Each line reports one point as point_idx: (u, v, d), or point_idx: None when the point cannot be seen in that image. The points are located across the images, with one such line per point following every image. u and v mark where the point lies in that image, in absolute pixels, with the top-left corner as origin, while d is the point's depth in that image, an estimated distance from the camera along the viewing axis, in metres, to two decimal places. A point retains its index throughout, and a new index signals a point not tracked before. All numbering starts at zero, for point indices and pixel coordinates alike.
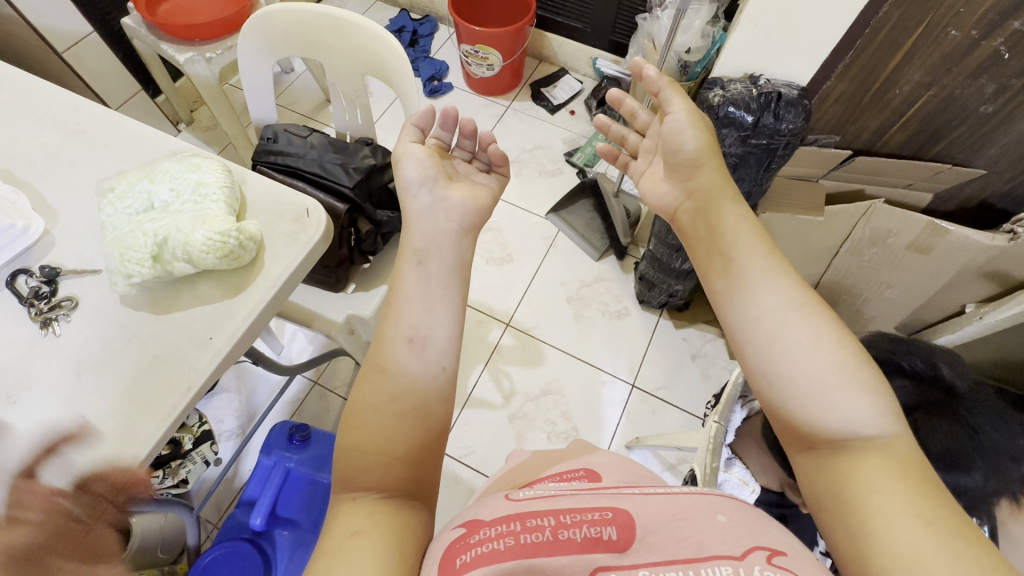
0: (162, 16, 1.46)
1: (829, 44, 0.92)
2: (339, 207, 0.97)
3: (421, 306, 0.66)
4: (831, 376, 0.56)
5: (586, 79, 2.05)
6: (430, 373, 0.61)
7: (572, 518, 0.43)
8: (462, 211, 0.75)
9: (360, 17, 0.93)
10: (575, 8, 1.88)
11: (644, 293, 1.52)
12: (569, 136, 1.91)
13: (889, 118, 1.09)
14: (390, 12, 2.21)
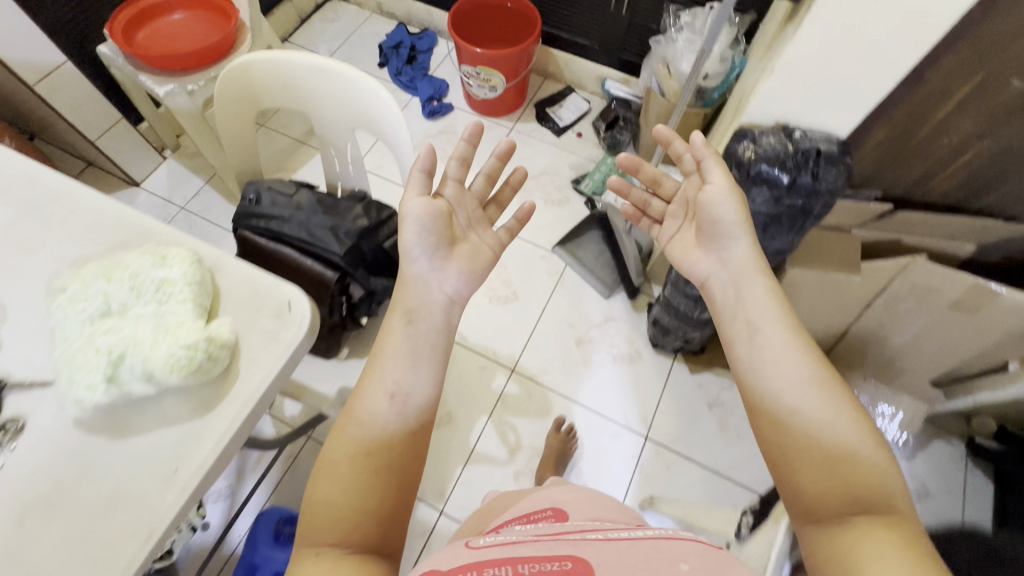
0: (137, 46, 1.34)
1: (874, 97, 0.82)
2: (328, 276, 0.89)
3: (405, 363, 0.65)
4: (847, 451, 0.56)
5: (593, 97, 1.95)
6: (406, 433, 0.60)
7: (529, 568, 0.46)
8: (454, 279, 0.74)
9: (340, 64, 0.82)
10: (583, 25, 1.78)
11: (657, 337, 1.43)
12: (576, 161, 1.81)
13: (933, 165, 0.99)
14: (386, 25, 2.10)
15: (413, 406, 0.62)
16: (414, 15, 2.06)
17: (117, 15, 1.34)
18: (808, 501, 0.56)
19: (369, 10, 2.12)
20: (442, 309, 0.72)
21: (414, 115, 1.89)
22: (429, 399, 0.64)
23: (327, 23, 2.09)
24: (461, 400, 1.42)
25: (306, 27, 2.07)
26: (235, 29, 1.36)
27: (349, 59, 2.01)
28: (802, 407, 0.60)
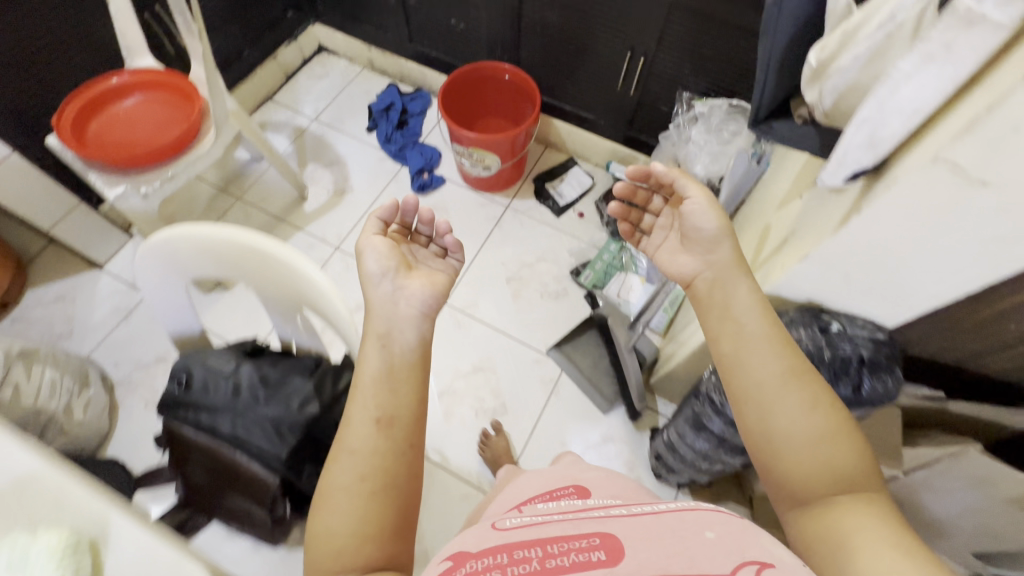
0: (92, 143, 1.24)
1: (928, 304, 0.67)
2: (272, 479, 0.78)
3: (382, 390, 0.64)
4: (827, 435, 0.62)
5: (597, 171, 1.79)
6: (394, 453, 0.61)
7: (560, 546, 0.44)
8: (419, 295, 0.71)
9: (274, 240, 0.71)
10: (587, 99, 1.63)
11: (661, 470, 1.27)
12: (576, 246, 1.66)
13: (993, 344, 0.81)
14: (377, 81, 1.95)
15: (397, 415, 0.63)
16: (407, 74, 1.91)
17: (64, 110, 1.24)
18: (790, 484, 0.62)
19: (359, 65, 1.97)
20: (411, 332, 0.69)
21: (401, 188, 1.75)
22: (404, 399, 0.64)
23: (313, 79, 1.94)
24: (441, 538, 1.27)
25: (290, 84, 1.92)
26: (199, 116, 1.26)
27: (336, 121, 1.86)
28: (780, 403, 0.64)
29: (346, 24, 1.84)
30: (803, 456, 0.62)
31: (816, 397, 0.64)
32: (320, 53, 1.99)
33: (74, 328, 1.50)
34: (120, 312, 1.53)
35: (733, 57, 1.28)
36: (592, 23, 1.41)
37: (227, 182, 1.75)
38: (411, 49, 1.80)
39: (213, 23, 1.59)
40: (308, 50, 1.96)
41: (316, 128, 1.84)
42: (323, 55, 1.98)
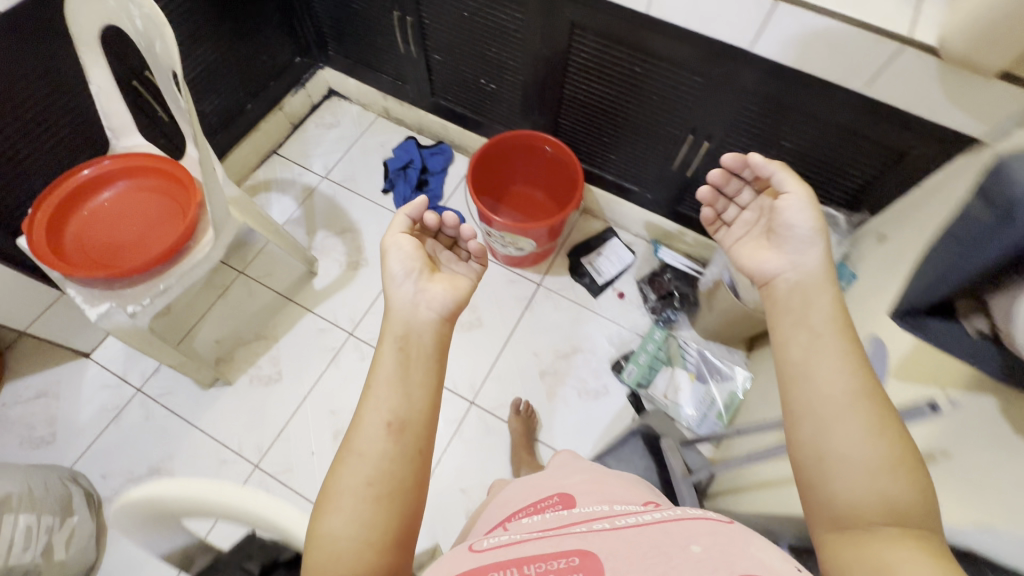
0: (72, 250, 1.30)
1: None
2: None
3: (392, 393, 0.70)
4: (883, 469, 0.59)
5: (638, 241, 1.80)
6: (408, 459, 0.67)
7: (540, 569, 0.53)
8: (441, 299, 0.81)
9: (262, 499, 0.78)
10: (628, 170, 1.63)
11: None
12: (615, 332, 1.66)
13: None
14: (393, 131, 1.96)
15: (409, 424, 0.68)
16: (425, 126, 1.91)
17: (37, 215, 1.30)
18: (837, 507, 0.60)
19: (374, 111, 1.98)
20: (430, 330, 0.78)
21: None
22: (416, 400, 0.71)
23: (323, 129, 1.95)
24: None
25: (300, 133, 1.94)
26: (196, 213, 1.32)
27: (350, 179, 1.87)
28: (836, 415, 0.62)
29: (359, 70, 1.83)
30: (851, 482, 0.59)
31: (875, 418, 0.61)
32: (330, 97, 2.01)
33: (59, 429, 1.60)
34: (110, 410, 1.63)
35: (812, 145, 1.27)
36: (663, 115, 1.39)
37: (230, 257, 1.77)
38: (431, 101, 1.79)
39: (210, 84, 1.58)
40: (316, 97, 1.98)
41: (327, 187, 1.85)
42: (333, 99, 2.00)
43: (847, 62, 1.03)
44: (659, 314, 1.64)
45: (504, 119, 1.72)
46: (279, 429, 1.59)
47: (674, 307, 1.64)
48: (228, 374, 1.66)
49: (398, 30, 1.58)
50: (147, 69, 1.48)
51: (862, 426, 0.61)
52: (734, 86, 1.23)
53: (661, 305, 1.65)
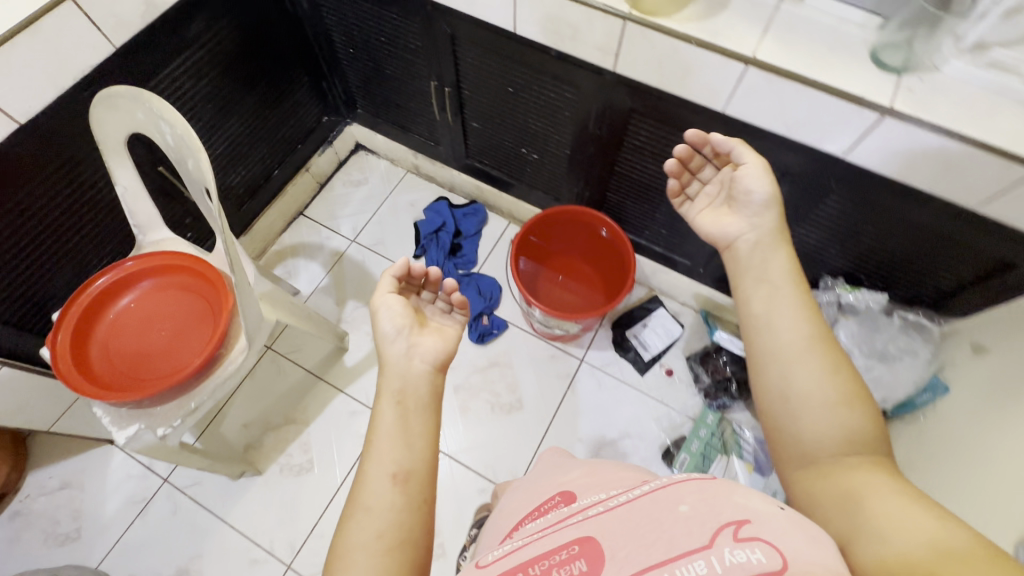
0: (102, 368, 0.83)
1: None
2: None
3: (396, 443, 0.56)
4: (841, 404, 0.54)
5: (684, 309, 1.30)
6: (415, 509, 0.53)
7: (544, 567, 0.45)
8: (435, 350, 0.65)
9: None
10: (684, 243, 1.12)
11: None
12: (665, 415, 1.19)
13: None
14: (428, 192, 1.45)
15: (416, 468, 0.55)
16: (458, 186, 1.41)
17: (55, 339, 0.82)
18: (795, 430, 0.54)
19: (403, 167, 1.47)
20: (426, 384, 0.62)
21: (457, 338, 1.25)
22: (420, 451, 0.57)
23: (349, 188, 1.44)
24: None
25: (325, 194, 1.43)
26: (223, 324, 0.83)
27: (379, 244, 1.37)
28: (788, 348, 0.57)
29: (385, 124, 1.36)
30: (806, 413, 0.54)
31: (813, 338, 0.56)
32: (356, 153, 1.49)
33: (82, 530, 1.07)
34: (137, 502, 1.09)
35: (905, 250, 0.83)
36: (892, 217, 0.78)
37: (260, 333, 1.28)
38: (466, 165, 1.30)
39: (245, 158, 1.17)
40: (342, 153, 1.45)
41: (355, 251, 1.36)
42: (362, 155, 1.48)
43: (972, 179, 0.64)
44: (711, 399, 1.17)
45: (552, 190, 1.21)
46: (319, 521, 1.09)
47: (734, 398, 1.14)
48: (258, 464, 1.13)
49: (405, 137, 1.34)
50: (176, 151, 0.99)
51: (802, 338, 0.57)
52: (828, 188, 0.79)
53: (718, 391, 1.16)
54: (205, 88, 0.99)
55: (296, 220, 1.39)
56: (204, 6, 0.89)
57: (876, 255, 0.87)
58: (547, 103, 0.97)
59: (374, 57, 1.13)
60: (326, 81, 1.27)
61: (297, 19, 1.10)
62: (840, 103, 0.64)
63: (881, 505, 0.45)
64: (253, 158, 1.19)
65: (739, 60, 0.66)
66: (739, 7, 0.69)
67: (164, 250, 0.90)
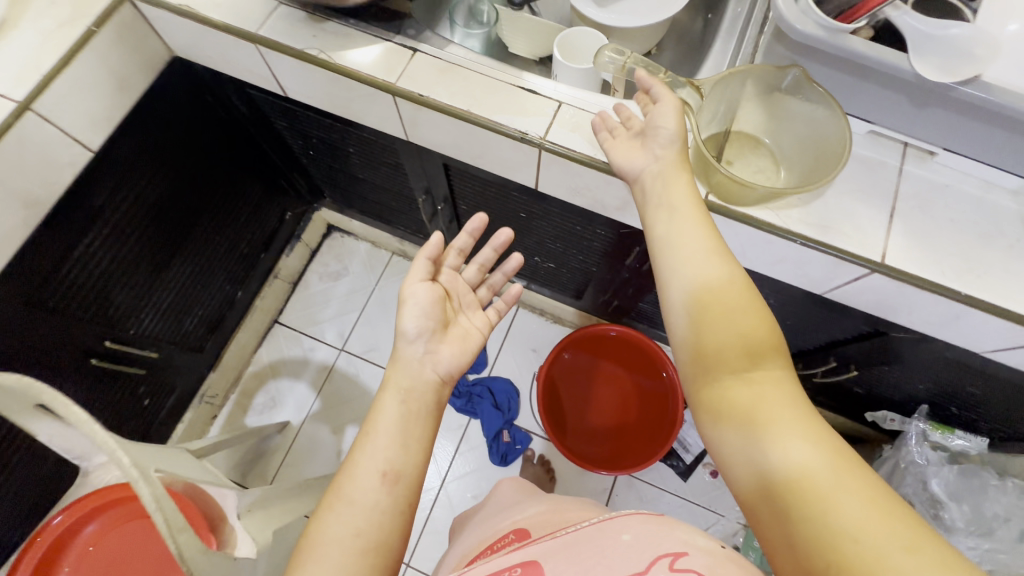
0: None
1: None
2: None
3: (393, 441, 0.50)
4: (744, 317, 0.42)
5: None
6: (400, 517, 0.48)
7: None
8: (450, 364, 0.57)
9: None
10: None
11: None
12: (716, 526, 1.08)
13: None
14: None
15: (409, 469, 0.49)
16: None
17: None
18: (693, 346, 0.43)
19: (388, 250, 1.27)
20: (434, 392, 0.55)
21: (477, 461, 1.11)
22: (418, 448, 0.51)
23: (328, 283, 1.24)
24: None
25: (298, 293, 1.23)
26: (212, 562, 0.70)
27: (372, 350, 1.19)
28: (683, 261, 0.45)
29: (355, 208, 1.13)
30: (713, 332, 0.42)
31: (706, 242, 0.45)
32: (329, 237, 1.27)
33: None
34: None
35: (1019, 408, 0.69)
36: (1000, 381, 0.64)
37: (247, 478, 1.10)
38: None
39: (201, 290, 0.95)
40: (313, 242, 1.24)
41: (344, 363, 1.18)
42: (338, 238, 1.26)
43: None
44: None
45: (566, 289, 1.04)
46: None
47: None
48: None
49: (385, 224, 1.14)
50: (110, 332, 0.78)
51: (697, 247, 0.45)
52: (941, 353, 0.64)
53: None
54: (135, 244, 0.77)
55: (271, 331, 1.20)
56: (111, 166, 0.67)
57: (973, 400, 0.73)
58: (569, 232, 0.78)
59: (341, 160, 0.90)
60: (284, 175, 1.04)
61: (238, 125, 0.86)
62: (996, 321, 0.48)
63: (787, 450, 0.36)
64: (210, 292, 0.98)
65: (861, 265, 0.49)
66: (847, 174, 0.51)
67: (93, 491, 0.71)
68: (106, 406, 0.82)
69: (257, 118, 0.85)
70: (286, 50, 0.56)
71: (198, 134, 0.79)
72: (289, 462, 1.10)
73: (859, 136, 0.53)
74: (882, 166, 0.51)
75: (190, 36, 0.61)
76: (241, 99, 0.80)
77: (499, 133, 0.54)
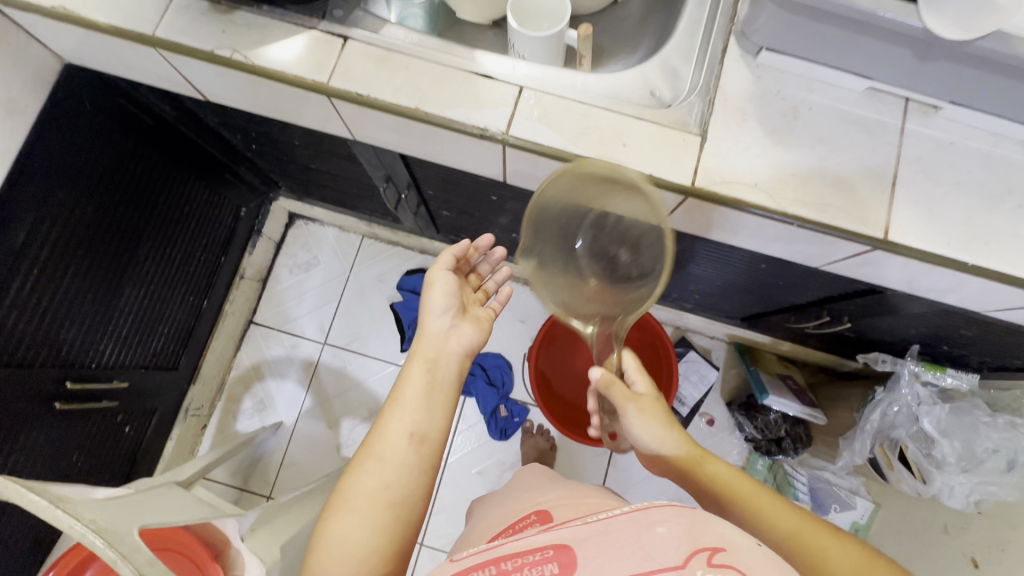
0: None
1: None
2: None
3: (421, 404, 0.47)
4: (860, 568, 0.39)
5: (716, 345, 1.17)
6: (426, 476, 0.45)
7: (511, 565, 0.32)
8: (474, 341, 0.53)
9: None
10: (723, 304, 0.96)
11: None
12: None
13: None
14: (394, 258, 1.19)
15: (436, 431, 0.47)
16: (431, 249, 1.16)
17: None
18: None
19: (357, 233, 1.20)
20: (459, 365, 0.51)
21: (477, 437, 1.11)
22: (444, 411, 0.48)
23: (299, 275, 1.18)
24: None
25: (269, 290, 1.17)
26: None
27: (356, 340, 1.15)
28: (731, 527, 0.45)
29: (314, 195, 1.05)
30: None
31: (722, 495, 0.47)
32: (293, 226, 1.20)
33: None
34: None
35: (1012, 348, 0.69)
36: (996, 326, 0.63)
37: (250, 478, 1.09)
38: (439, 237, 1.05)
39: (162, 306, 0.89)
40: (276, 234, 1.17)
41: (330, 356, 1.15)
42: (303, 228, 1.19)
43: None
44: (761, 449, 1.09)
45: None
46: None
47: (787, 453, 1.07)
48: None
49: (350, 210, 1.07)
50: (66, 373, 0.72)
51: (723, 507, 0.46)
52: (939, 306, 0.62)
53: (772, 446, 1.08)
54: (75, 276, 0.70)
55: (248, 333, 1.15)
56: (15, 199, 0.59)
57: (966, 342, 0.73)
58: None
59: (289, 152, 0.82)
60: (231, 169, 0.94)
61: (167, 128, 0.77)
62: (1008, 288, 0.45)
63: None
64: (172, 309, 0.92)
65: (863, 243, 0.45)
66: (846, 139, 0.46)
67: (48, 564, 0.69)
68: (83, 444, 0.78)
69: (186, 118, 0.76)
70: (194, 52, 0.48)
71: (115, 141, 0.70)
72: (288, 461, 1.09)
73: (857, 95, 0.47)
74: (883, 126, 0.47)
75: (80, 42, 0.52)
76: (162, 99, 0.71)
77: (457, 131, 0.48)
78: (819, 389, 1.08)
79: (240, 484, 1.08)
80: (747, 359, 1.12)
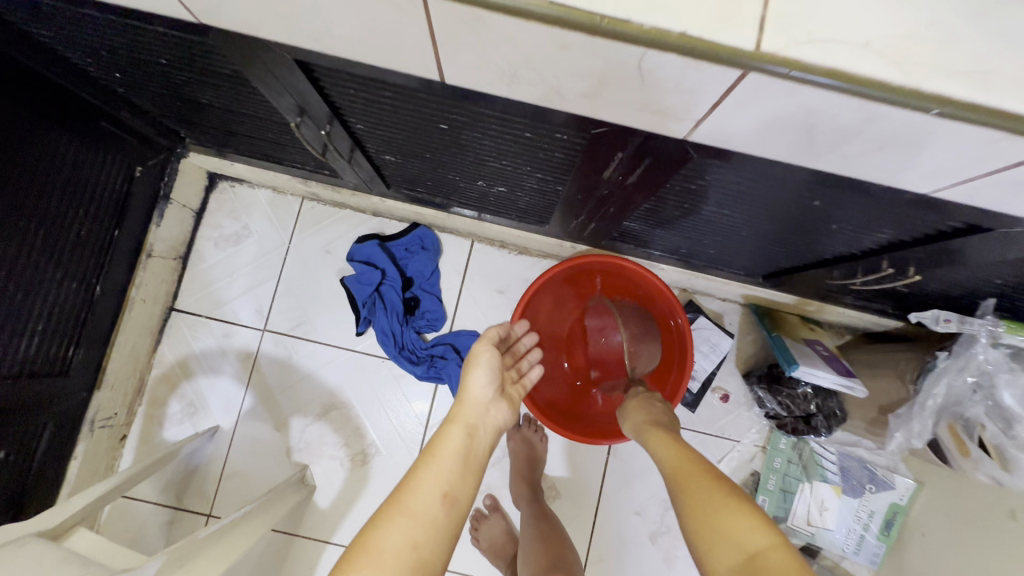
0: None
1: None
2: None
3: (456, 469, 0.45)
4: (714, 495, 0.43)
5: (729, 309, 1.00)
6: (447, 548, 0.40)
7: None
8: (508, 421, 0.55)
9: None
10: (744, 259, 0.77)
11: None
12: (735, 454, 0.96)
13: None
14: (342, 223, 0.98)
15: (469, 499, 0.44)
16: (385, 211, 0.95)
17: None
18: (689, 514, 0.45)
19: (295, 195, 0.98)
20: (490, 443, 0.50)
21: None
22: (477, 481, 0.46)
23: (227, 250, 0.97)
24: None
25: (192, 269, 0.96)
26: None
27: (303, 324, 0.96)
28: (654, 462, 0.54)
29: (229, 147, 0.83)
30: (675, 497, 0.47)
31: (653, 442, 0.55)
32: (214, 189, 0.98)
33: None
34: None
35: None
36: None
37: (184, 495, 0.91)
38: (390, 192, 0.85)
39: (28, 297, 0.67)
40: (194, 201, 0.95)
41: (271, 345, 0.95)
42: (228, 192, 0.97)
43: None
44: (785, 427, 0.93)
45: (527, 216, 0.80)
46: None
47: (818, 432, 0.91)
48: None
49: (278, 164, 0.85)
50: None
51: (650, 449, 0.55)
52: None
53: (799, 425, 0.92)
54: None
55: (170, 323, 0.95)
56: None
57: None
58: (516, 144, 0.53)
59: (169, 81, 0.60)
60: (109, 116, 0.71)
61: None
62: None
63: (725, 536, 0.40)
64: (48, 301, 0.71)
65: None
66: None
67: None
68: None
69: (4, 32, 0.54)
70: None
71: None
72: (229, 472, 0.92)
73: None
74: None
75: None
76: None
77: None
78: (851, 353, 0.92)
79: (173, 504, 0.90)
80: (768, 324, 0.95)
